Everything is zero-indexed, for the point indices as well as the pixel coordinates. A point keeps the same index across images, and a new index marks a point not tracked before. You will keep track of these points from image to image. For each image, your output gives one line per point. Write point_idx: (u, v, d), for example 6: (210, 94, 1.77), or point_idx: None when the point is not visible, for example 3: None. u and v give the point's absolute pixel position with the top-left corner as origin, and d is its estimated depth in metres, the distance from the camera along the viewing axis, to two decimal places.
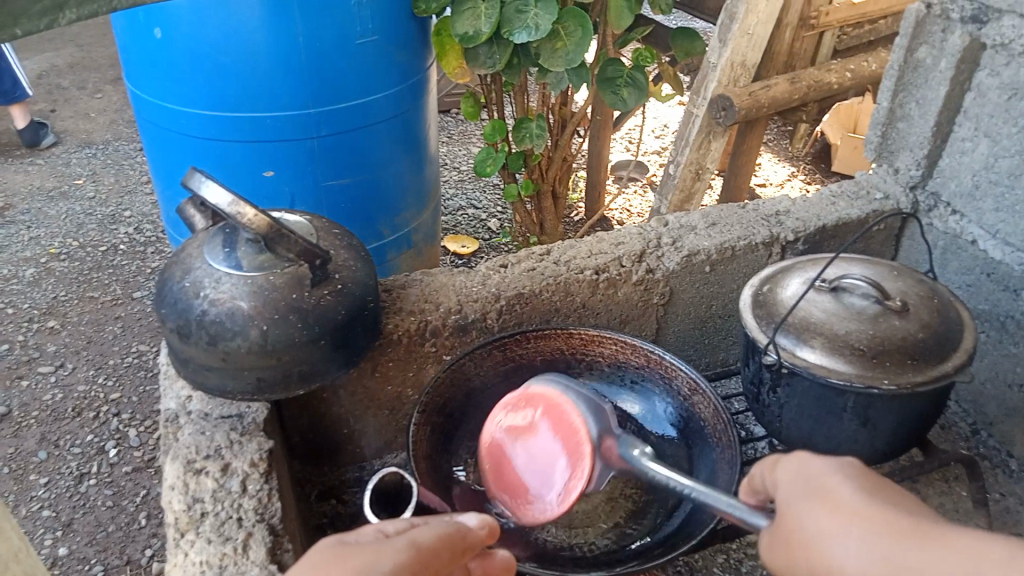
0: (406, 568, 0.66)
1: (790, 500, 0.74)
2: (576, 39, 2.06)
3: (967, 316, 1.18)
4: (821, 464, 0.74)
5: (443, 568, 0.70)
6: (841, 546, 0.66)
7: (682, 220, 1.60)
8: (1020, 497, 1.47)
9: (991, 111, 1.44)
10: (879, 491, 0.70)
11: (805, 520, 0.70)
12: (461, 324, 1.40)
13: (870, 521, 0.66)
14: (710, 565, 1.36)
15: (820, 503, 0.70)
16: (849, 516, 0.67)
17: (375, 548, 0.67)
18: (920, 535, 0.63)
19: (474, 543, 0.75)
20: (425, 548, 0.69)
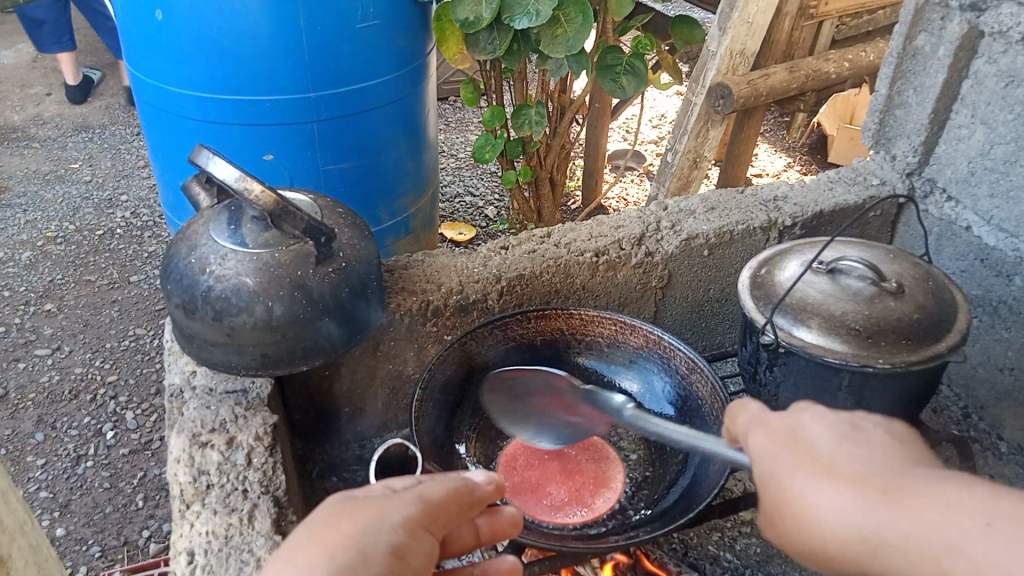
0: (415, 521, 0.68)
1: (771, 458, 0.71)
2: (576, 26, 2.06)
3: (962, 298, 1.20)
4: (817, 425, 0.72)
5: (451, 522, 0.72)
6: (830, 503, 0.64)
7: (681, 205, 1.62)
8: (1010, 479, 1.50)
9: (987, 99, 1.46)
10: (860, 443, 0.69)
11: (789, 479, 0.68)
12: (462, 304, 1.41)
13: (855, 479, 0.65)
14: (705, 542, 1.39)
15: (799, 461, 0.68)
16: (834, 478, 0.66)
17: (387, 503, 0.69)
18: (908, 490, 0.62)
19: (481, 498, 0.76)
20: (432, 503, 0.71)
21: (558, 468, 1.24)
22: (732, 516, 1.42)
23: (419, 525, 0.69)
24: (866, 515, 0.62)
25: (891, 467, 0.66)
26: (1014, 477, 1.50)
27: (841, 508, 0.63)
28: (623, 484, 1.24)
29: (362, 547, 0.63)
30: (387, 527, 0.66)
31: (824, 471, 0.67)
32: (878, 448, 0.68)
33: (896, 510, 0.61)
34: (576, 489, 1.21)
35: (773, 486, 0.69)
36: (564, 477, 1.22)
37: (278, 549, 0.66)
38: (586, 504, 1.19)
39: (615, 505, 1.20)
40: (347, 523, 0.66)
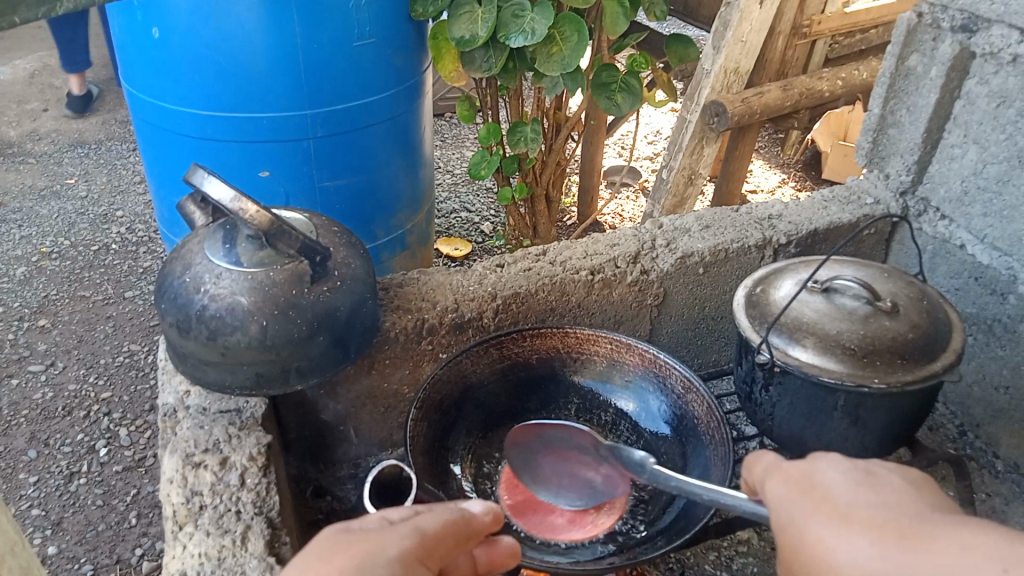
0: (412, 553, 0.68)
1: (788, 506, 0.71)
2: (572, 44, 2.07)
3: (956, 317, 1.20)
4: (834, 472, 0.71)
5: (447, 553, 0.72)
6: (838, 548, 0.63)
7: (676, 223, 1.62)
8: (1006, 497, 1.49)
9: (979, 119, 1.47)
10: (874, 492, 0.67)
11: (800, 526, 0.68)
12: (458, 322, 1.41)
13: (867, 521, 0.63)
14: (702, 562, 1.38)
15: (816, 508, 0.68)
16: (847, 520, 0.65)
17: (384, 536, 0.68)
18: (919, 535, 0.60)
19: (478, 530, 0.76)
20: (429, 534, 0.71)
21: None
22: (729, 535, 1.41)
23: (415, 557, 0.68)
24: (872, 559, 0.60)
25: (904, 514, 0.63)
26: (1010, 496, 1.49)
27: (849, 553, 0.62)
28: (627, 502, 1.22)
29: None
30: (383, 561, 0.65)
31: (835, 518, 0.66)
32: (892, 496, 0.66)
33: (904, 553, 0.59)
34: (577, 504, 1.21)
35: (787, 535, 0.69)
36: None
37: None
38: (586, 520, 1.19)
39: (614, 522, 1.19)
40: (342, 557, 0.65)
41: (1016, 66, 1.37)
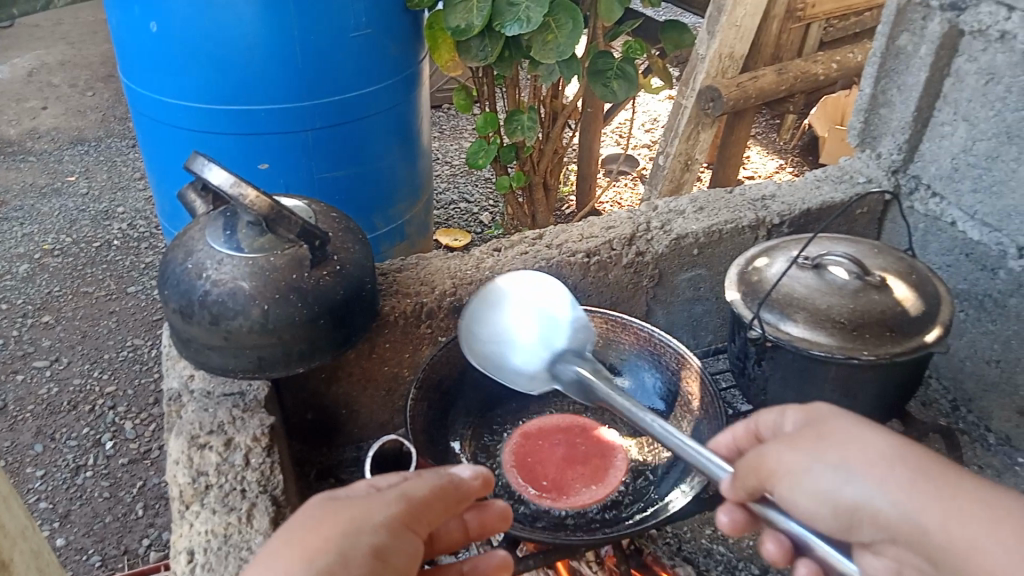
0: (397, 521, 0.70)
1: (796, 433, 0.77)
2: (567, 32, 2.09)
3: (945, 290, 1.22)
4: (843, 413, 0.78)
5: (435, 519, 0.74)
6: (863, 497, 0.69)
7: (671, 205, 1.64)
8: (997, 470, 1.52)
9: (969, 96, 1.48)
10: (879, 432, 0.73)
11: (804, 471, 0.73)
12: (456, 306, 1.43)
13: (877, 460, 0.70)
14: (699, 536, 1.40)
15: (823, 438, 0.74)
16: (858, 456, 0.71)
17: (371, 502, 0.71)
18: (942, 483, 0.67)
19: (468, 493, 0.78)
20: (416, 501, 0.73)
21: (561, 458, 1.27)
22: None
23: (401, 523, 0.71)
24: (887, 499, 0.68)
25: (925, 457, 0.70)
26: (1001, 469, 1.52)
27: (877, 504, 0.68)
28: (621, 482, 1.23)
29: (342, 548, 0.65)
30: (369, 528, 0.68)
31: (851, 462, 0.71)
32: (900, 439, 0.73)
33: (932, 503, 0.66)
34: (572, 476, 1.23)
35: (786, 475, 0.74)
36: (565, 466, 1.26)
37: (261, 547, 0.69)
38: (570, 494, 1.20)
39: (603, 499, 1.20)
40: (327, 525, 0.68)
41: (1003, 43, 1.39)
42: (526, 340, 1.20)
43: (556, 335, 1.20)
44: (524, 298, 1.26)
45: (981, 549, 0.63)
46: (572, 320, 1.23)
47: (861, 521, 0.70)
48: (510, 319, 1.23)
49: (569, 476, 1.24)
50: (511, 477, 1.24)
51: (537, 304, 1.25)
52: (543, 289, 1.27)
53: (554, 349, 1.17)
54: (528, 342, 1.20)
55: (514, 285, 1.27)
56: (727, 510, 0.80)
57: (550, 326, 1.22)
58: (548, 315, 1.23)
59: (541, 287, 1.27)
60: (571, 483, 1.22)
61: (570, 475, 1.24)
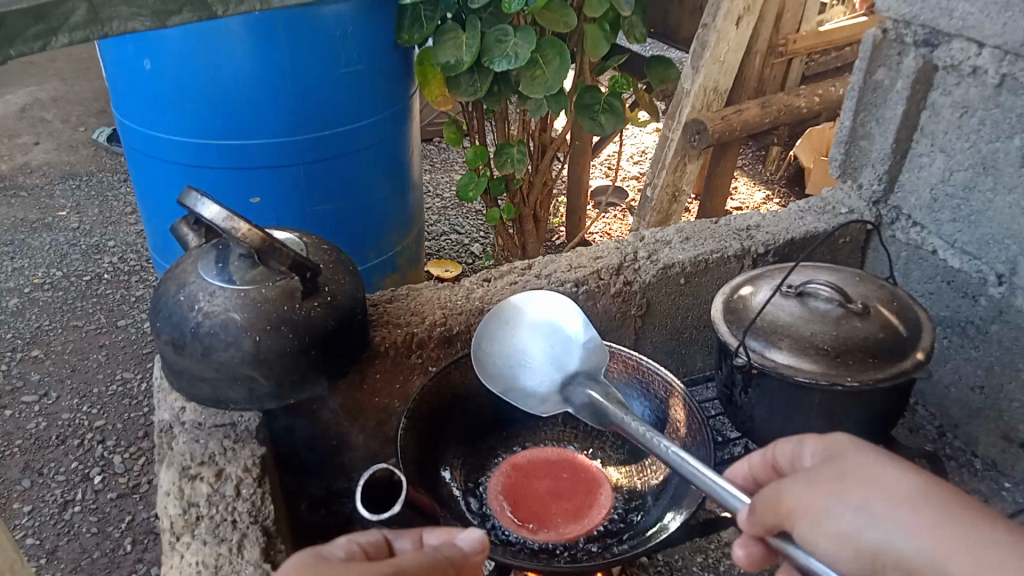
0: None
1: (815, 468, 0.73)
2: (554, 67, 2.13)
3: (926, 317, 1.24)
4: (863, 448, 0.74)
5: None
6: (888, 542, 0.66)
7: (657, 235, 1.67)
8: (983, 494, 1.54)
9: (944, 128, 1.53)
10: (902, 470, 0.70)
11: (824, 512, 0.69)
12: (446, 336, 1.45)
13: (905, 503, 0.67)
14: (690, 564, 1.41)
15: (845, 479, 0.71)
16: (885, 500, 0.68)
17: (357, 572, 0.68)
18: (973, 530, 0.64)
19: (461, 568, 0.76)
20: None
21: (546, 492, 1.27)
22: (716, 537, 1.44)
23: None
24: (915, 546, 0.65)
25: (952, 498, 0.67)
26: (987, 493, 1.54)
27: (901, 549, 0.65)
28: (602, 518, 1.22)
29: None
30: None
31: (875, 502, 0.68)
32: (926, 478, 0.70)
33: (965, 554, 0.63)
34: (554, 510, 1.23)
35: (804, 514, 0.70)
36: (550, 501, 1.25)
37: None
38: (550, 526, 1.19)
39: (581, 534, 1.18)
40: None
41: (976, 77, 1.44)
42: (539, 365, 1.25)
43: (567, 356, 1.25)
44: (537, 316, 1.30)
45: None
46: (582, 340, 1.27)
47: (885, 566, 0.67)
48: (524, 337, 1.28)
49: (551, 511, 1.23)
50: (494, 508, 1.25)
51: (547, 323, 1.30)
52: (551, 307, 1.31)
53: (567, 374, 1.23)
54: (540, 363, 1.26)
55: (529, 302, 1.32)
56: (742, 545, 0.78)
57: (562, 346, 1.27)
58: (560, 335, 1.28)
59: (552, 306, 1.31)
60: (553, 517, 1.21)
61: (552, 510, 1.23)
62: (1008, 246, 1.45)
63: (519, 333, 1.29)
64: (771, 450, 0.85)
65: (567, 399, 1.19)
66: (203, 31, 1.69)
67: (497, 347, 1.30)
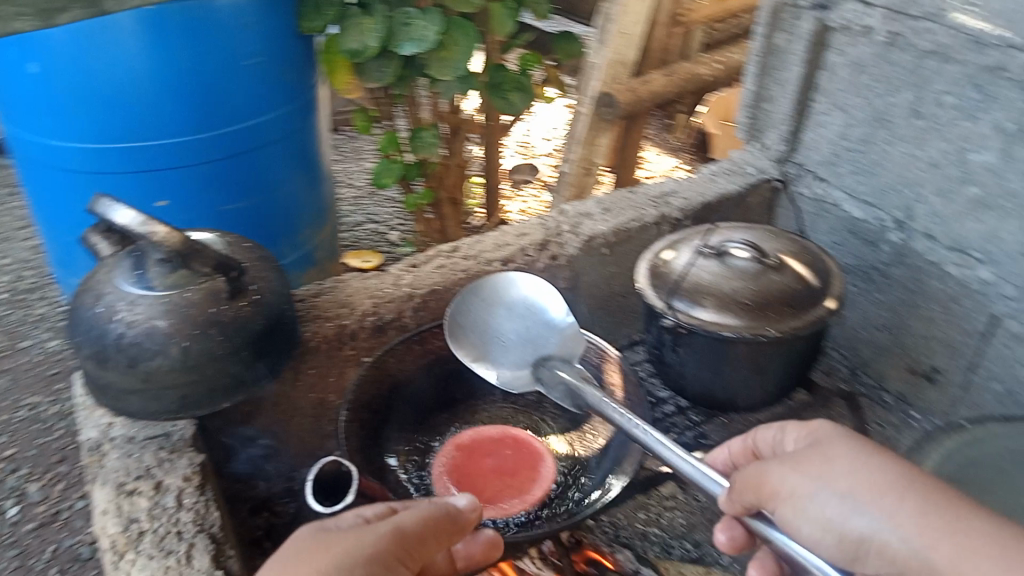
0: (388, 553, 0.75)
1: (801, 458, 0.83)
2: (463, 47, 2.12)
3: (835, 266, 1.31)
4: (850, 440, 0.83)
5: (427, 550, 0.79)
6: (870, 527, 0.75)
7: (579, 208, 1.70)
8: (895, 426, 1.64)
9: (840, 86, 1.61)
10: (885, 464, 0.79)
11: (809, 497, 0.79)
12: (378, 324, 1.45)
13: (886, 493, 0.76)
14: (634, 520, 1.45)
15: (830, 469, 0.80)
16: (869, 490, 0.77)
17: (366, 536, 0.75)
18: (953, 521, 0.72)
19: (463, 524, 0.83)
20: (409, 533, 0.77)
21: (490, 468, 1.28)
22: (655, 493, 1.50)
23: (392, 557, 0.75)
24: (895, 532, 0.73)
25: (934, 491, 0.75)
26: (898, 425, 1.64)
27: (883, 535, 0.74)
28: (545, 492, 1.24)
29: None
30: (359, 562, 0.72)
31: (858, 493, 0.77)
32: (907, 470, 0.78)
33: (943, 543, 0.71)
34: (498, 487, 1.24)
35: (788, 500, 0.80)
36: (494, 478, 1.26)
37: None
38: (495, 502, 1.21)
39: (525, 509, 1.20)
40: (318, 559, 0.72)
41: (866, 37, 1.51)
42: (512, 351, 1.31)
43: (542, 341, 1.30)
44: (520, 297, 1.35)
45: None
46: (560, 324, 1.32)
47: (867, 551, 0.76)
48: (503, 318, 1.33)
49: (496, 488, 1.24)
50: (439, 488, 1.25)
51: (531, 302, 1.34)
52: (533, 289, 1.35)
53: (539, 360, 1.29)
54: (517, 346, 1.32)
55: (513, 281, 1.35)
56: (725, 529, 0.89)
57: (539, 330, 1.32)
58: (538, 320, 1.32)
59: (539, 285, 1.35)
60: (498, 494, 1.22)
61: (497, 487, 1.24)
62: (904, 194, 1.54)
63: (499, 314, 1.34)
64: (763, 440, 0.95)
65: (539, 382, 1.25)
66: (91, 30, 1.61)
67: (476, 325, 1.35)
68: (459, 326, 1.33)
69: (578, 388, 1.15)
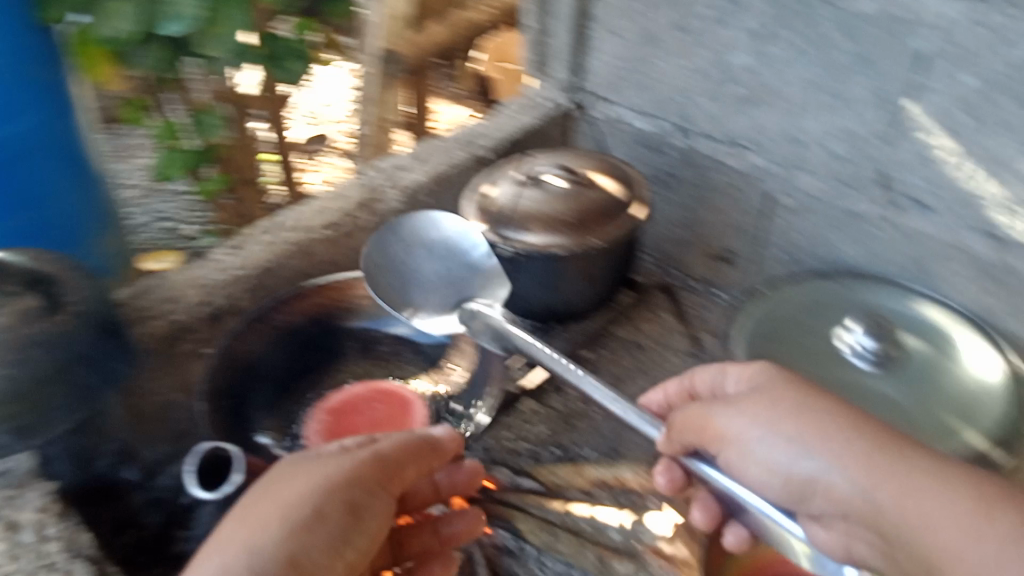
0: (372, 480, 0.97)
1: (755, 412, 1.00)
2: (235, 24, 1.95)
3: (636, 173, 1.46)
4: (799, 392, 1.00)
5: (407, 478, 1.02)
6: (819, 473, 0.93)
7: (391, 162, 1.72)
8: (704, 308, 1.86)
9: (610, 11, 1.73)
10: (832, 417, 0.96)
11: (753, 446, 0.98)
12: (213, 312, 1.42)
13: (834, 445, 0.93)
14: (500, 438, 1.55)
15: (783, 423, 0.97)
16: (818, 444, 0.94)
17: (351, 463, 0.96)
18: (888, 465, 0.90)
19: (440, 452, 1.07)
20: (389, 459, 1.00)
21: (363, 424, 1.32)
22: (517, 409, 1.60)
23: (375, 483, 0.98)
24: (843, 478, 0.91)
25: (867, 434, 0.93)
26: (707, 307, 1.86)
27: (830, 480, 0.92)
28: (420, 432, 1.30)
29: (318, 507, 0.91)
30: (346, 486, 0.94)
31: (801, 441, 0.95)
32: (854, 419, 0.95)
33: (879, 484, 0.89)
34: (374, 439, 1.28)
35: (738, 445, 0.99)
36: (369, 432, 1.30)
37: (250, 488, 0.94)
38: None
39: None
40: (304, 480, 0.93)
41: None
42: (438, 294, 1.37)
43: (464, 283, 1.38)
44: (441, 239, 1.40)
45: (920, 521, 0.86)
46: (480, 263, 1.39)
47: (813, 491, 0.94)
48: (426, 262, 1.38)
49: None
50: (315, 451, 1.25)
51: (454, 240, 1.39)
52: (454, 233, 1.41)
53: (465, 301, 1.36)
54: (440, 286, 1.38)
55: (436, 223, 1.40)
56: (664, 473, 1.12)
57: (461, 271, 1.39)
58: (458, 262, 1.39)
59: (461, 230, 1.40)
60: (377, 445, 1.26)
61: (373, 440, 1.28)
62: (680, 102, 1.70)
63: (421, 258, 1.38)
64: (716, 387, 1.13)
65: (466, 322, 1.32)
66: None
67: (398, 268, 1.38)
68: (383, 266, 1.37)
69: (511, 330, 1.25)
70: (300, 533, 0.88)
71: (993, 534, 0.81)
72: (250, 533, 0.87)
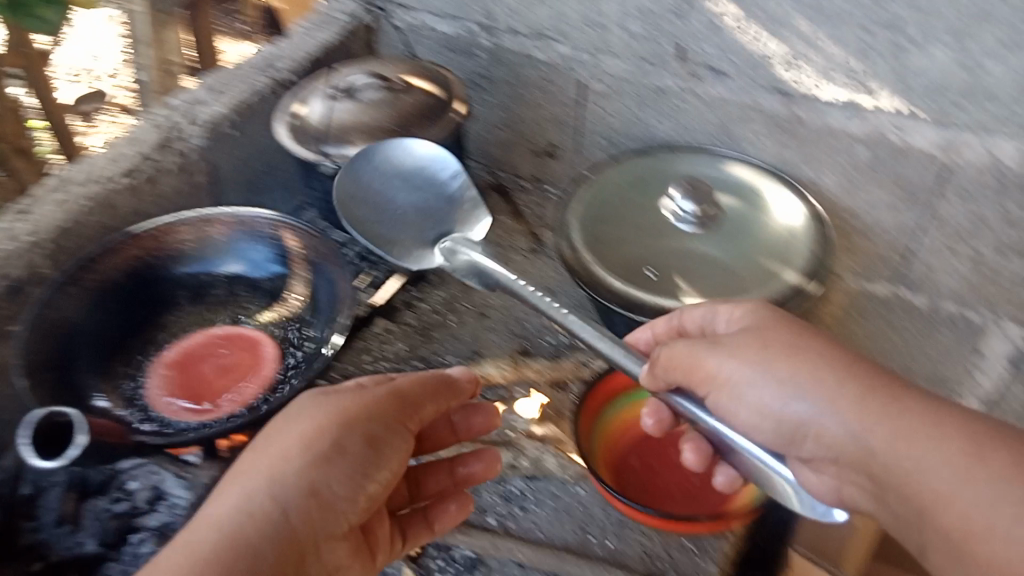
0: (391, 416, 1.05)
1: (746, 358, 1.00)
2: None
3: (448, 79, 1.49)
4: (798, 340, 1.00)
5: (425, 414, 1.10)
6: (810, 415, 0.94)
7: (186, 98, 1.61)
8: (537, 203, 1.91)
9: None
10: (825, 364, 0.96)
11: (743, 389, 0.99)
12: (13, 285, 1.26)
13: (826, 389, 0.94)
14: (360, 361, 1.53)
15: (776, 368, 0.98)
16: (813, 389, 0.94)
17: (371, 397, 1.06)
18: (883, 408, 0.90)
19: (460, 391, 1.14)
20: (405, 394, 1.08)
21: (211, 372, 1.28)
22: (371, 330, 1.59)
23: (394, 419, 1.05)
24: (834, 422, 0.92)
25: (862, 378, 0.93)
26: (539, 202, 1.92)
27: (822, 422, 0.93)
28: (275, 365, 1.28)
29: (336, 440, 1.00)
30: (359, 421, 1.02)
31: (791, 385, 0.96)
32: (850, 367, 0.95)
33: (872, 428, 0.89)
34: (229, 383, 1.25)
35: (728, 388, 1.00)
36: (221, 378, 1.27)
37: (277, 422, 1.04)
38: (233, 398, 1.22)
39: (265, 387, 1.24)
40: (320, 413, 1.03)
41: None
42: (413, 222, 1.33)
43: (444, 211, 1.33)
44: (409, 166, 1.35)
45: (909, 464, 0.86)
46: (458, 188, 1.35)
47: (804, 433, 0.95)
48: (393, 192, 1.34)
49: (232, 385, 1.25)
50: (163, 410, 1.22)
51: (433, 167, 1.35)
52: (425, 158, 1.36)
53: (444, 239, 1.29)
54: (417, 214, 1.34)
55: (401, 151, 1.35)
56: (653, 415, 1.15)
57: (436, 198, 1.35)
58: (433, 188, 1.35)
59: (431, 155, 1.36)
60: (234, 389, 1.24)
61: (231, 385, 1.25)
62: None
63: (383, 189, 1.34)
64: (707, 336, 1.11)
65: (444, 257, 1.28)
66: None
67: (361, 203, 1.33)
68: (356, 195, 1.33)
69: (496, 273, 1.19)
70: (317, 466, 0.98)
71: (981, 476, 0.81)
72: (274, 466, 0.98)
